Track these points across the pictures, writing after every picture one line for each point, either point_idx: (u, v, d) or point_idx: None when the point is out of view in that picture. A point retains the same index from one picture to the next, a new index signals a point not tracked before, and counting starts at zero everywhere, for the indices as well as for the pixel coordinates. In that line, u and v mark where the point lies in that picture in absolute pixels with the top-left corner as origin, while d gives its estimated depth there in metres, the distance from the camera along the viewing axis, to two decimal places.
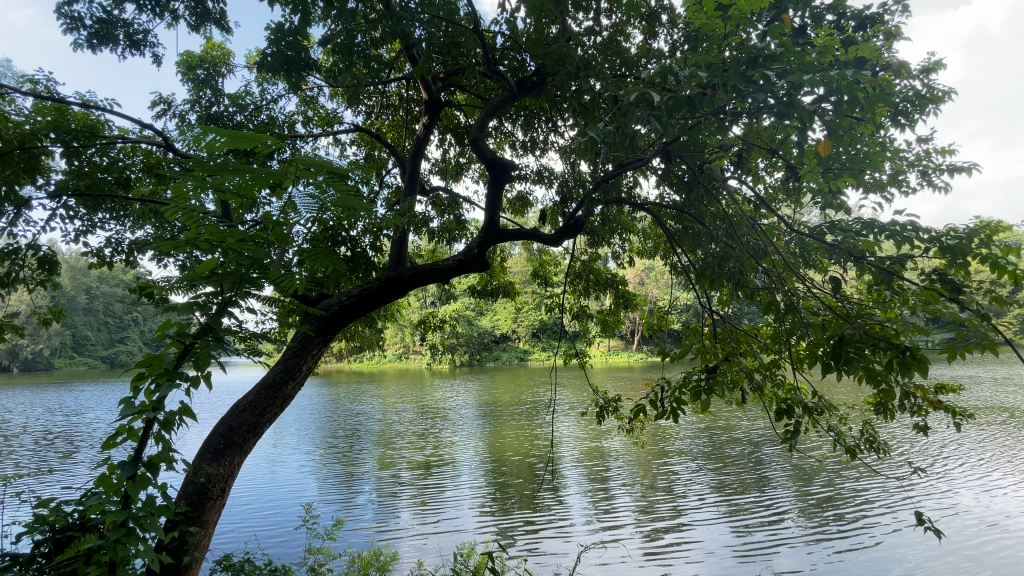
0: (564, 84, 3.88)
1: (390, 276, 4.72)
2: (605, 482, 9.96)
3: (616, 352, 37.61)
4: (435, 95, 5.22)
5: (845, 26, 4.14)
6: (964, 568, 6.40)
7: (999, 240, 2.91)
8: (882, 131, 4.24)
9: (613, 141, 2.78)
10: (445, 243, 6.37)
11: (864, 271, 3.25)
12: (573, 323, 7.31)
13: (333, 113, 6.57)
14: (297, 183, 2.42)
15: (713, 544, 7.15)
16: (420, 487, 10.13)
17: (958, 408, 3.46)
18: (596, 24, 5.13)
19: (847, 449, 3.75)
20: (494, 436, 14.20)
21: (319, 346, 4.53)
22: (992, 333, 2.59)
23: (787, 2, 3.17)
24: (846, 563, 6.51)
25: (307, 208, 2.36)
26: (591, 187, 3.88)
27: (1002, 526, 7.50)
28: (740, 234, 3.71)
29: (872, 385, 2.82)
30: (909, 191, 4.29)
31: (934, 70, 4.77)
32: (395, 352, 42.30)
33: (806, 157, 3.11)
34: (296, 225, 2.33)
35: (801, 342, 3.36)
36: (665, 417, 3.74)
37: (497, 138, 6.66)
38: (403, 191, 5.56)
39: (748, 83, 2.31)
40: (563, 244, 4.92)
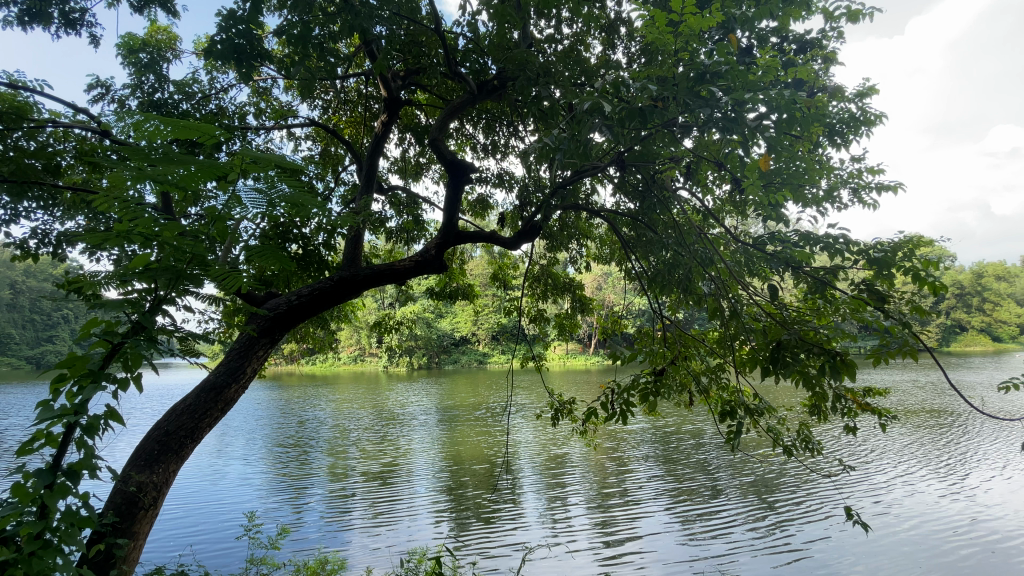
0: (525, 89, 3.90)
1: (343, 276, 4.58)
2: (561, 490, 10.05)
3: (573, 355, 38.24)
4: (395, 93, 5.12)
5: (787, 49, 4.40)
6: (892, 568, 6.85)
7: (922, 256, 3.15)
8: (818, 149, 4.53)
9: (568, 148, 2.86)
10: (403, 243, 6.24)
11: (801, 280, 3.43)
12: (531, 326, 7.33)
13: (287, 106, 6.33)
14: (245, 177, 2.34)
15: (664, 552, 7.36)
16: (373, 497, 9.89)
17: (883, 411, 3.69)
18: (557, 32, 5.20)
19: (784, 449, 3.93)
20: (452, 443, 14.09)
21: (265, 348, 4.34)
22: (912, 341, 2.80)
23: (733, 24, 3.33)
24: (785, 568, 6.85)
25: (254, 204, 2.26)
26: (549, 192, 3.91)
27: (926, 527, 8.07)
28: (689, 242, 3.86)
29: (806, 388, 2.99)
30: (844, 205, 4.59)
31: (867, 94, 5.14)
32: (350, 355, 41.25)
33: (749, 171, 3.28)
34: (241, 219, 2.23)
35: (744, 347, 3.52)
36: (616, 418, 3.82)
37: (458, 139, 6.61)
38: (359, 189, 5.40)
39: (695, 98, 2.44)
40: (521, 248, 4.93)
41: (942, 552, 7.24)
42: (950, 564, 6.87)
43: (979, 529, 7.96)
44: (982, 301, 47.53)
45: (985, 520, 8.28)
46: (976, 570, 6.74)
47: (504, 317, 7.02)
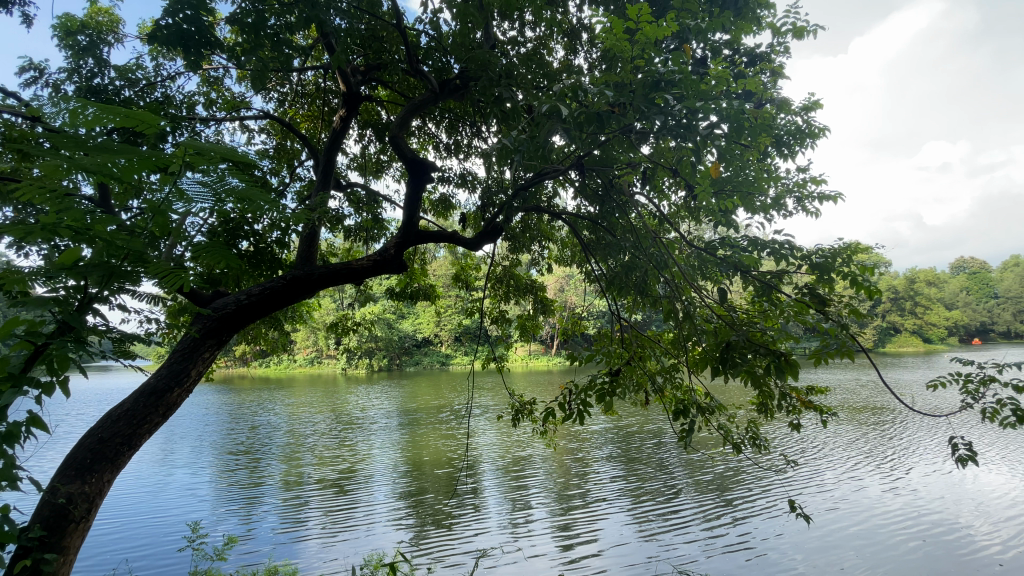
0: (486, 89, 3.89)
1: (296, 275, 4.43)
2: (522, 493, 10.08)
3: (535, 356, 38.48)
4: (354, 88, 4.99)
5: (738, 62, 4.58)
6: (834, 560, 7.23)
7: (859, 262, 3.34)
8: (767, 159, 4.74)
9: (527, 149, 2.88)
10: (362, 242, 6.10)
11: (749, 283, 3.58)
12: (493, 327, 7.30)
13: (240, 97, 6.08)
14: (191, 170, 2.20)
15: (622, 552, 7.50)
16: (330, 505, 9.62)
17: (825, 408, 3.87)
18: (520, 35, 5.22)
19: (734, 446, 4.07)
20: (413, 447, 13.89)
21: (211, 350, 4.15)
22: (849, 342, 2.97)
23: (688, 34, 3.44)
24: (735, 564, 7.12)
25: (201, 197, 2.13)
26: (511, 193, 3.88)
27: (865, 520, 8.57)
28: (645, 246, 3.95)
29: (753, 387, 3.12)
30: (789, 213, 4.83)
31: (812, 108, 5.41)
32: (306, 356, 40.02)
33: (702, 178, 3.39)
34: (187, 213, 2.11)
35: (696, 348, 3.63)
36: (574, 418, 3.86)
37: (420, 137, 6.52)
38: (315, 185, 5.23)
39: (650, 105, 2.51)
40: (483, 249, 4.91)
41: (876, 544, 7.71)
42: (884, 555, 7.32)
43: (912, 521, 8.52)
44: (913, 305, 51.10)
45: (916, 511, 8.87)
46: (909, 560, 7.22)
47: (465, 318, 6.97)
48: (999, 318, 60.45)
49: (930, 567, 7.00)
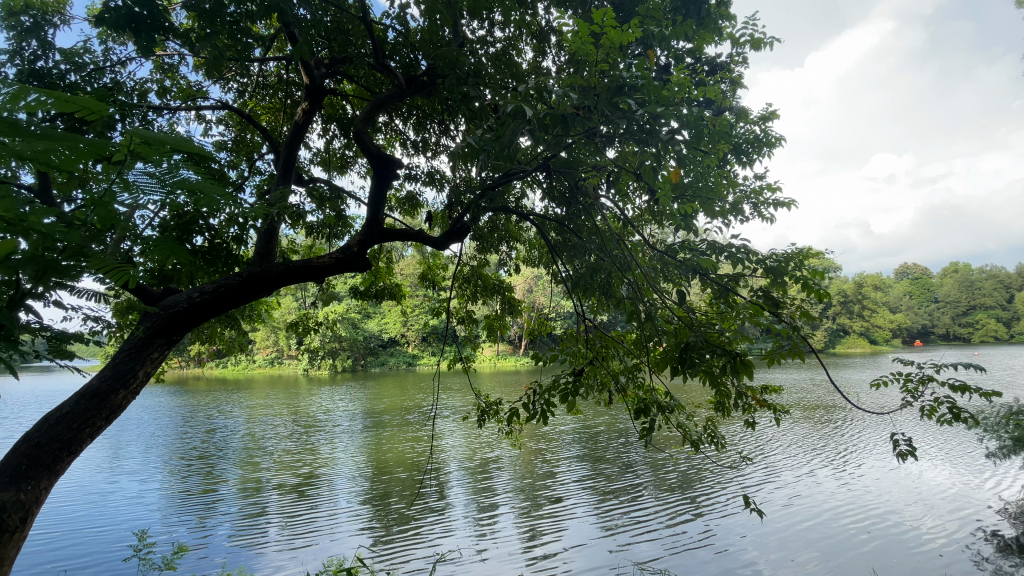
0: (454, 88, 3.86)
1: (253, 272, 4.28)
2: (487, 495, 10.06)
3: (503, 356, 38.49)
4: (318, 81, 4.85)
5: (700, 71, 4.72)
6: (788, 554, 7.53)
7: (809, 267, 3.50)
8: (726, 165, 4.90)
9: (493, 149, 2.88)
10: (325, 240, 5.95)
11: (707, 285, 3.71)
12: (460, 327, 7.24)
13: (197, 86, 5.82)
14: (142, 162, 2.06)
15: (587, 552, 7.61)
16: (290, 510, 9.36)
17: (778, 407, 4.02)
18: (489, 35, 5.22)
19: (693, 444, 4.18)
20: (377, 449, 13.65)
21: (161, 350, 3.96)
22: (800, 342, 3.12)
23: (651, 41, 3.52)
24: (696, 562, 7.31)
25: (151, 189, 1.99)
26: (478, 193, 3.86)
27: (816, 514, 8.95)
28: (610, 248, 4.02)
29: (710, 386, 3.22)
30: (746, 218, 5.00)
31: (769, 118, 5.63)
32: (266, 356, 38.77)
33: (664, 182, 3.48)
34: (136, 206, 1.97)
35: (657, 348, 3.71)
36: (538, 418, 3.87)
37: (387, 134, 6.42)
38: (275, 180, 5.07)
39: (614, 109, 2.55)
40: (449, 248, 4.87)
41: (826, 537, 8.08)
42: (832, 549, 7.68)
43: (858, 513, 8.98)
44: (861, 308, 53.89)
45: (861, 505, 9.35)
46: (856, 551, 7.59)
47: (432, 318, 6.90)
48: (938, 322, 64.41)
49: (875, 558, 7.38)
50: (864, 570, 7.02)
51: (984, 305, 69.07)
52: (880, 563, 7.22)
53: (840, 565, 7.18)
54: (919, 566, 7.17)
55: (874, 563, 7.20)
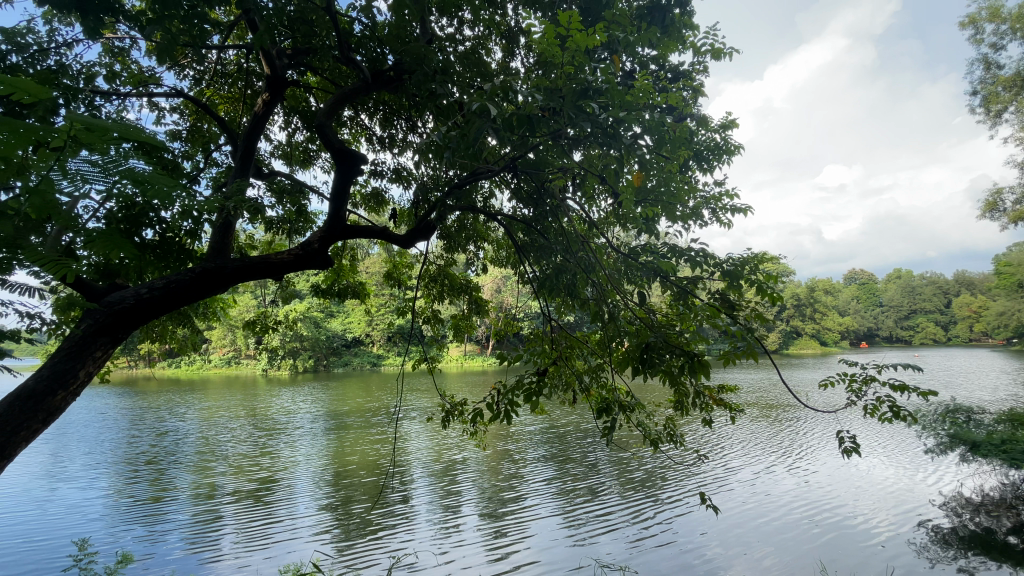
0: (421, 85, 3.80)
1: (206, 268, 4.10)
2: (452, 498, 9.99)
3: (470, 356, 38.38)
4: (280, 71, 4.69)
5: (664, 77, 4.84)
6: (743, 549, 7.80)
7: (764, 271, 3.64)
8: (688, 171, 5.04)
9: (458, 147, 2.85)
10: (285, 235, 5.77)
11: (668, 287, 3.80)
12: (426, 327, 7.16)
13: (150, 72, 5.54)
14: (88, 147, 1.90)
15: (551, 553, 7.68)
16: (247, 517, 9.04)
17: (734, 405, 4.15)
18: (458, 33, 5.19)
19: (653, 442, 4.26)
20: (340, 452, 13.37)
21: (105, 349, 3.74)
22: (754, 343, 3.24)
23: (617, 46, 3.58)
24: (656, 559, 7.48)
25: (95, 178, 1.84)
26: (444, 191, 3.82)
27: (770, 510, 9.31)
28: (575, 250, 4.06)
29: (670, 386, 3.30)
30: (706, 223, 5.15)
31: (729, 126, 5.82)
32: (223, 356, 37.32)
33: (627, 186, 3.54)
34: (77, 197, 1.82)
35: (619, 349, 3.77)
36: (502, 419, 3.86)
37: (352, 128, 6.28)
38: (232, 172, 4.87)
39: (579, 112, 2.59)
40: (415, 246, 4.80)
41: (779, 532, 8.42)
42: (784, 543, 8.00)
43: (808, 508, 9.40)
44: (813, 312, 56.53)
45: (811, 500, 9.78)
46: (806, 545, 7.94)
47: (397, 317, 6.79)
48: (882, 325, 68.28)
49: (824, 551, 7.73)
50: (812, 562, 7.35)
51: (923, 310, 73.67)
52: (827, 555, 7.58)
53: (791, 559, 7.50)
54: (863, 556, 7.57)
55: (823, 556, 7.54)
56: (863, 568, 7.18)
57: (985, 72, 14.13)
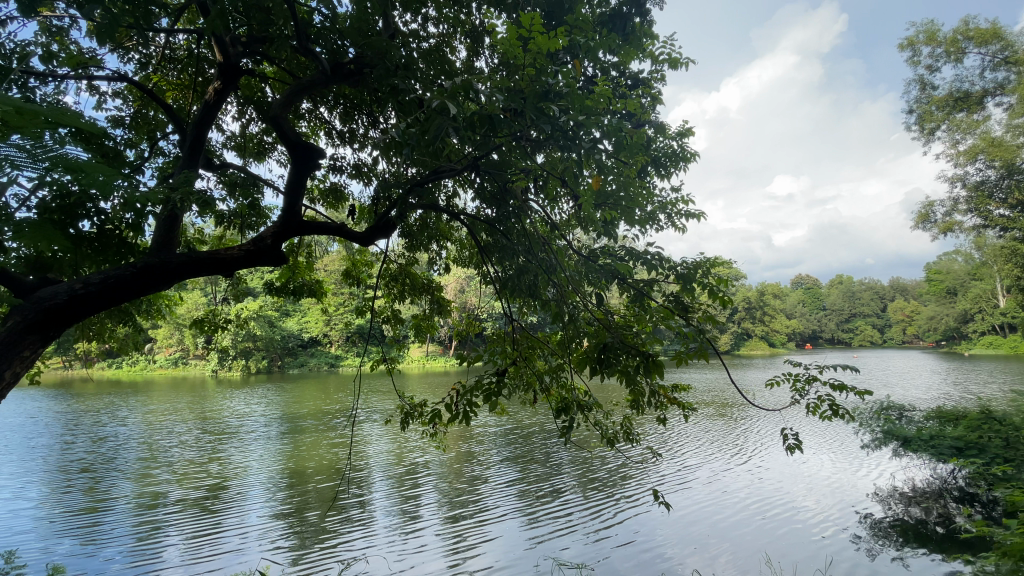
0: (382, 79, 3.73)
1: (150, 263, 3.89)
2: (412, 503, 9.84)
3: (431, 358, 38.01)
4: (233, 59, 4.50)
5: (624, 84, 4.96)
6: (696, 544, 8.06)
7: (715, 275, 3.80)
8: (646, 177, 5.18)
9: (417, 144, 2.83)
10: (238, 230, 5.53)
11: (625, 289, 3.90)
12: (386, 327, 7.02)
13: (91, 54, 5.20)
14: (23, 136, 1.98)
15: (510, 556, 7.71)
16: (193, 527, 8.62)
17: (687, 404, 4.29)
18: (422, 29, 5.14)
19: (611, 440, 4.34)
20: (295, 457, 12.94)
21: (33, 349, 3.48)
22: (705, 344, 3.37)
23: (578, 51, 3.64)
24: (613, 557, 7.63)
25: (24, 163, 1.91)
26: (405, 188, 3.75)
27: (722, 506, 9.67)
28: (536, 251, 4.08)
29: (626, 386, 3.39)
30: (662, 228, 5.31)
31: (685, 134, 6.01)
32: (169, 356, 35.47)
33: (586, 189, 3.60)
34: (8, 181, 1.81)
35: (579, 349, 3.83)
36: (462, 419, 3.84)
37: (311, 121, 6.10)
38: (180, 162, 4.63)
39: (540, 115, 2.62)
40: (374, 244, 4.70)
41: (729, 526, 8.75)
42: (734, 537, 8.33)
43: (757, 503, 9.81)
44: (763, 315, 59.15)
45: (760, 496, 10.21)
46: (754, 538, 8.30)
47: (355, 316, 6.64)
48: (825, 328, 72.23)
49: (769, 544, 8.10)
50: (758, 555, 7.69)
51: (862, 314, 78.39)
52: (772, 547, 7.95)
53: (740, 552, 7.81)
54: (804, 547, 7.98)
55: (769, 548, 7.90)
56: (804, 559, 7.57)
57: (920, 92, 15.13)
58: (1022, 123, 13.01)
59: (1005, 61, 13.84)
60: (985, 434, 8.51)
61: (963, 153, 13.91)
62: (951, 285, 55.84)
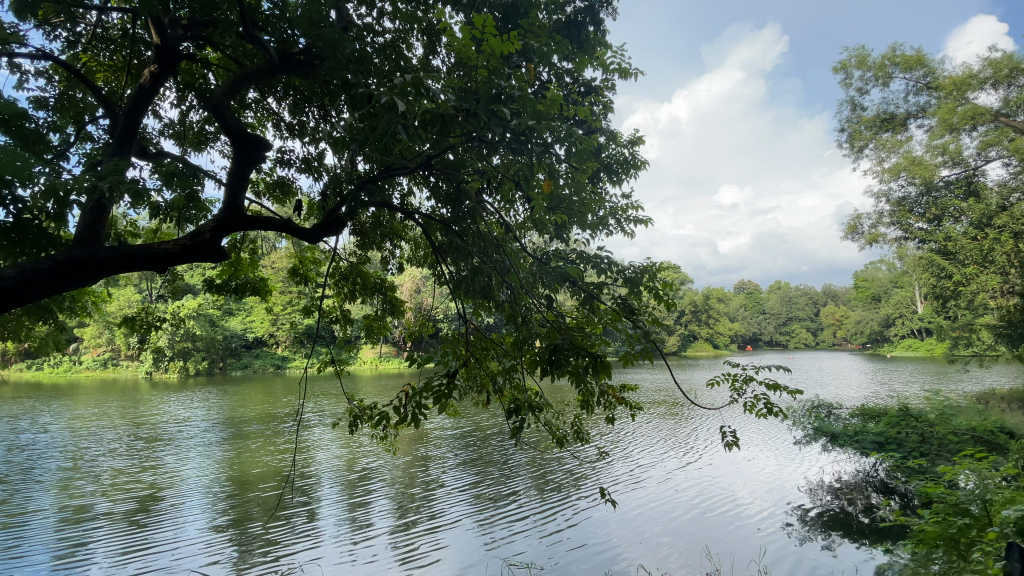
0: (332, 72, 3.64)
1: (72, 257, 3.60)
2: (363, 511, 9.60)
3: (384, 359, 37.27)
4: (172, 42, 4.25)
5: (578, 91, 5.08)
6: (644, 540, 8.31)
7: (661, 279, 3.95)
8: (597, 183, 5.31)
9: (366, 141, 2.78)
10: (175, 224, 5.22)
11: (576, 292, 3.97)
12: (335, 327, 6.81)
13: (11, 29, 4.78)
14: None
15: (462, 560, 7.67)
16: (123, 543, 8.06)
17: (634, 404, 4.39)
18: (377, 24, 5.05)
19: (561, 441, 4.39)
20: (237, 464, 12.34)
21: None
22: (650, 345, 3.48)
23: (531, 55, 3.69)
24: (564, 557, 7.73)
25: None
26: (355, 184, 3.65)
27: (668, 503, 10.00)
28: (489, 253, 4.08)
29: (575, 386, 3.45)
30: (613, 233, 5.45)
31: (636, 142, 6.20)
32: (96, 357, 33.02)
33: (538, 192, 3.64)
34: None
35: (531, 350, 3.86)
36: (412, 422, 3.78)
37: (258, 112, 5.84)
38: (110, 150, 4.31)
39: (491, 116, 2.64)
40: (322, 242, 4.55)
41: (673, 522, 9.08)
42: (678, 532, 8.64)
43: (701, 499, 10.20)
44: (708, 318, 61.77)
45: (703, 492, 10.64)
46: (697, 532, 8.64)
47: (302, 316, 6.39)
48: (765, 330, 76.28)
49: (710, 537, 8.46)
50: (699, 547, 8.02)
51: (799, 318, 83.26)
52: (713, 539, 8.32)
53: (682, 545, 8.12)
54: (740, 538, 8.40)
55: (709, 541, 8.26)
56: (740, 549, 7.97)
57: (852, 112, 16.28)
58: (940, 144, 14.29)
59: (926, 86, 15.11)
60: (902, 429, 9.24)
61: (888, 170, 15.09)
62: (875, 292, 60.45)
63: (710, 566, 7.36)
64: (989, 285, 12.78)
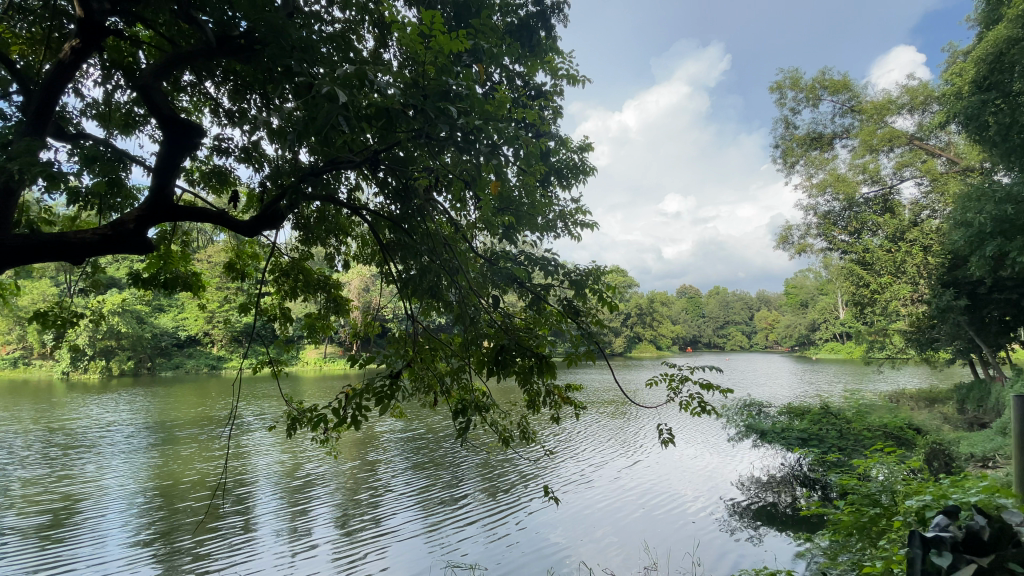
0: (275, 59, 3.49)
1: None
2: (303, 520, 9.25)
3: (329, 359, 36.18)
4: (96, 16, 3.92)
5: (528, 94, 5.15)
6: (587, 538, 8.50)
7: (605, 282, 4.05)
8: (546, 185, 5.39)
9: (308, 132, 2.68)
10: (96, 212, 4.82)
11: (523, 293, 4.00)
12: (275, 325, 6.53)
13: None
14: None
15: (407, 567, 7.55)
16: (31, 561, 7.37)
17: (579, 404, 4.48)
18: (325, 12, 4.89)
19: (506, 441, 4.41)
20: (166, 472, 11.57)
21: None
22: (593, 347, 3.56)
23: (482, 55, 3.70)
24: (509, 558, 7.79)
25: None
26: (298, 176, 3.51)
27: (611, 501, 10.29)
28: (437, 252, 4.04)
29: (520, 386, 3.47)
30: (560, 235, 5.54)
31: (584, 147, 6.35)
32: (4, 356, 30.04)
33: (485, 192, 3.65)
34: None
35: (478, 350, 3.86)
36: (354, 424, 3.68)
37: (193, 96, 5.51)
38: (21, 129, 3.93)
39: (438, 113, 2.63)
40: (261, 236, 4.34)
41: (615, 518, 9.36)
42: (619, 528, 8.91)
43: (642, 496, 10.56)
44: (652, 321, 64.13)
45: (645, 489, 11.01)
46: (637, 528, 8.94)
47: (239, 313, 6.08)
48: (704, 333, 80.04)
49: (649, 531, 8.78)
50: (637, 542, 8.31)
51: (736, 322, 87.93)
52: (650, 534, 8.64)
53: (622, 541, 8.38)
54: (677, 532, 8.76)
55: (647, 536, 8.56)
56: (676, 543, 8.32)
57: (785, 130, 17.41)
58: (861, 163, 15.57)
59: (851, 109, 16.39)
60: (823, 426, 9.96)
61: (817, 185, 16.24)
62: (803, 299, 64.96)
63: (648, 560, 7.64)
64: (901, 294, 14.02)
